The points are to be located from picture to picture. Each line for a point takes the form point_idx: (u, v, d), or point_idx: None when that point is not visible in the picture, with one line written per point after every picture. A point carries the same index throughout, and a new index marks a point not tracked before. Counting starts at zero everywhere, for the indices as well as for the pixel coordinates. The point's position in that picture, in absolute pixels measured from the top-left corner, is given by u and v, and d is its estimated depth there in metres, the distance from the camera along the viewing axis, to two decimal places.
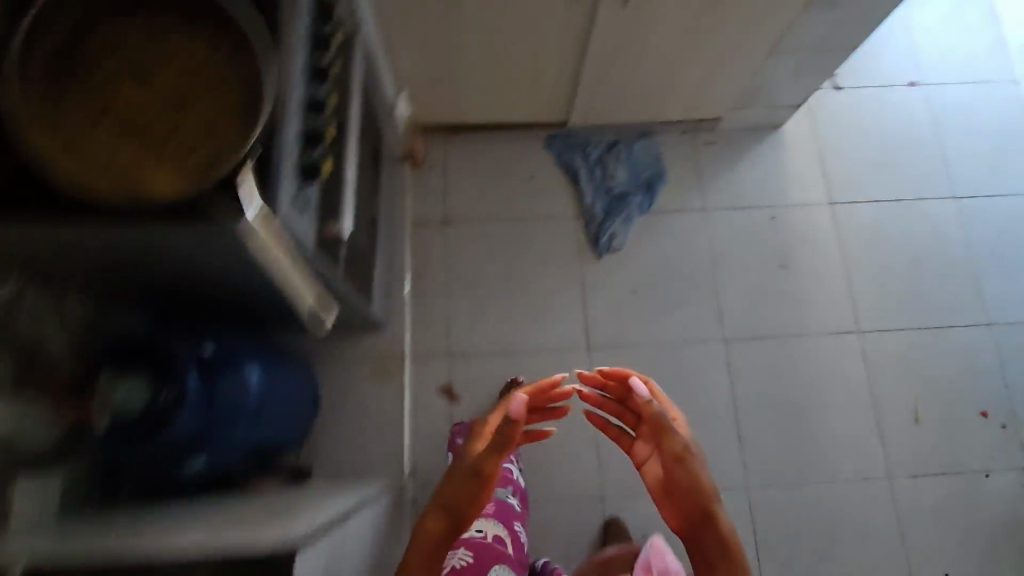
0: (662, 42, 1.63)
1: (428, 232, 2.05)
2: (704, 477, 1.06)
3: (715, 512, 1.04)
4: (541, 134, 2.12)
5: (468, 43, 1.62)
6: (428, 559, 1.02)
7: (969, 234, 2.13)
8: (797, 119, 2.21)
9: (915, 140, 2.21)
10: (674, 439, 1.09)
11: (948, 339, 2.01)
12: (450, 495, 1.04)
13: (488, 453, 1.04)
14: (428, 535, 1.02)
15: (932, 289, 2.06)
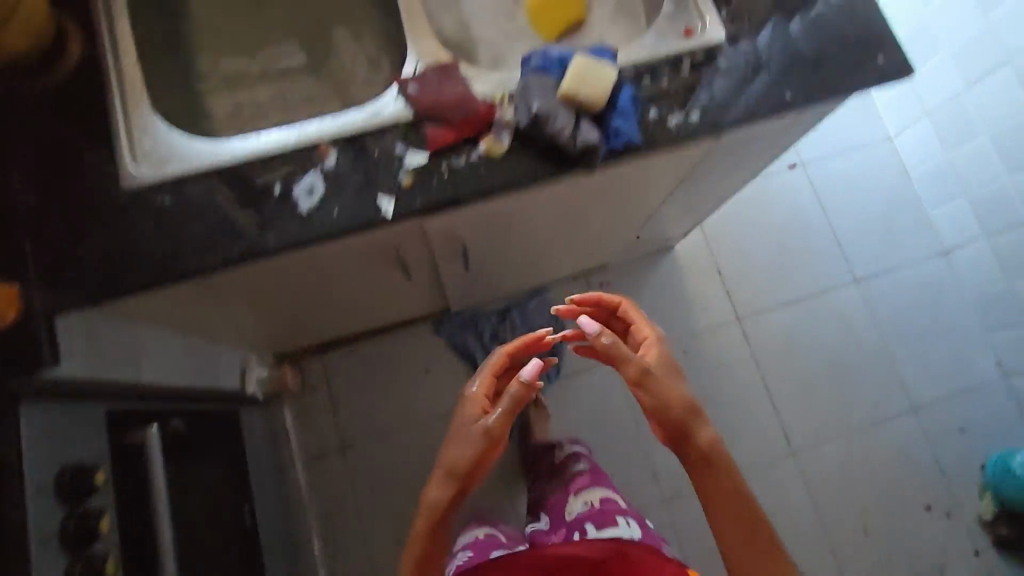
0: (520, 259, 1.46)
1: (328, 463, 1.85)
2: (706, 431, 0.94)
3: (721, 484, 0.92)
4: (427, 321, 1.94)
5: (305, 313, 1.40)
6: (442, 499, 0.96)
7: (877, 317, 2.08)
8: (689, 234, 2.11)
9: (806, 228, 2.14)
10: (666, 393, 0.95)
11: (878, 436, 1.98)
12: (459, 446, 0.97)
13: (496, 416, 0.97)
14: (436, 485, 0.97)
15: (854, 386, 2.02)
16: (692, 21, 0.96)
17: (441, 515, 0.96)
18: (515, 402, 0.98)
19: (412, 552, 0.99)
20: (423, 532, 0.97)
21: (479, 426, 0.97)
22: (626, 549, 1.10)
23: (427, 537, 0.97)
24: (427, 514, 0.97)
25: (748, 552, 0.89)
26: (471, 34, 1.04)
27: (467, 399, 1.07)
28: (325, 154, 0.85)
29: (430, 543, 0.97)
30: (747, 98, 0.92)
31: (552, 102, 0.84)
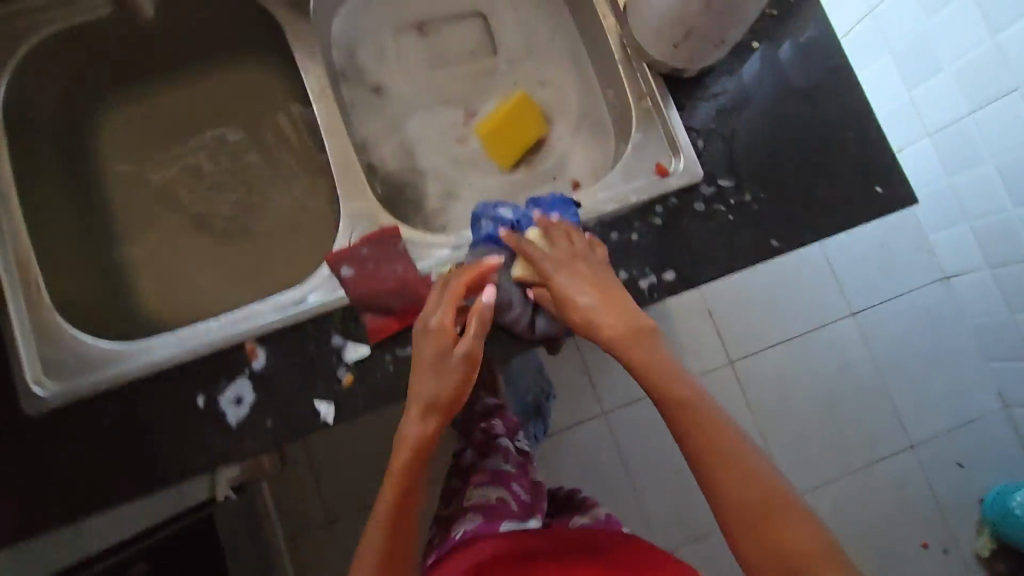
0: None
1: None
2: (670, 379, 0.68)
3: (713, 433, 0.67)
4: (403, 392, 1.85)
5: None
6: (412, 466, 0.72)
7: (874, 350, 1.94)
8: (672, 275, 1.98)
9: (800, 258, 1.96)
10: (609, 329, 0.69)
11: (875, 475, 1.88)
12: (431, 350, 0.69)
13: (470, 339, 0.68)
14: (398, 465, 0.72)
15: (848, 426, 1.90)
16: (663, 153, 0.84)
17: (404, 475, 0.71)
18: (483, 326, 0.68)
19: (374, 530, 0.71)
20: (388, 511, 0.71)
21: (440, 373, 0.69)
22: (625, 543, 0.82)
23: (399, 500, 0.71)
24: (390, 495, 0.71)
25: (737, 501, 0.65)
26: (416, 164, 0.92)
27: (429, 330, 0.70)
28: (252, 354, 0.75)
29: (399, 501, 0.71)
30: (728, 249, 0.81)
31: (507, 286, 0.74)
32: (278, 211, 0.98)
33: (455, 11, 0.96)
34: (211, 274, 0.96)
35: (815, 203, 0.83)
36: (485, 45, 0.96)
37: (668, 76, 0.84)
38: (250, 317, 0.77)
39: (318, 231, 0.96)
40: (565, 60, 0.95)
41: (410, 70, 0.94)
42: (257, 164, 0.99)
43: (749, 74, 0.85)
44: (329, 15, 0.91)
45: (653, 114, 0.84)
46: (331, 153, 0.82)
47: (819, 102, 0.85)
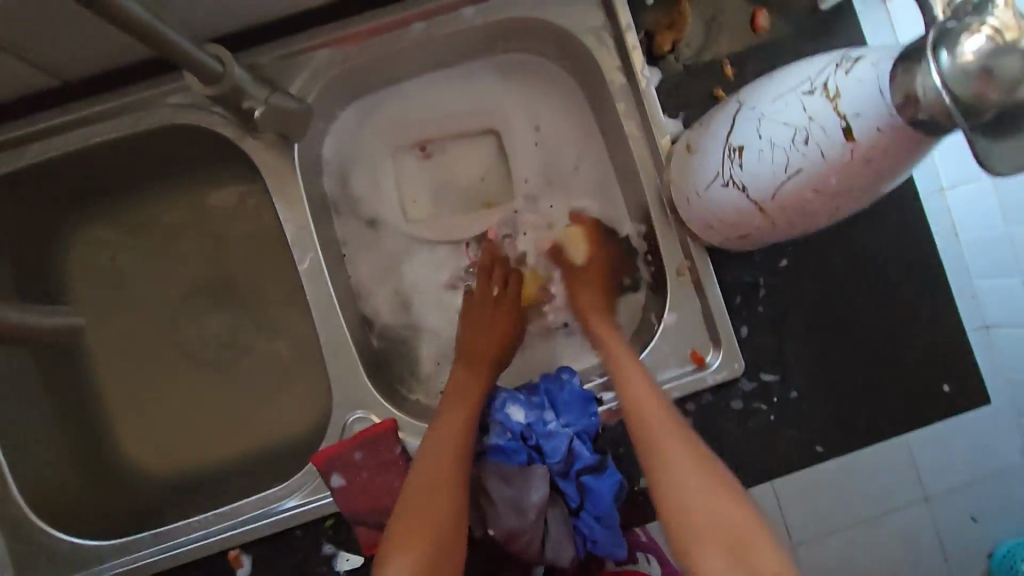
0: None
1: None
2: (673, 424, 0.61)
3: (696, 469, 0.57)
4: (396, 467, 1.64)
5: None
6: (450, 469, 0.62)
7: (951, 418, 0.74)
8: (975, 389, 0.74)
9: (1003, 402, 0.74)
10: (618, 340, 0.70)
11: (907, 542, 0.77)
12: (482, 335, 0.75)
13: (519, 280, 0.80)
14: (432, 460, 0.63)
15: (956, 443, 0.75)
16: (700, 338, 0.73)
17: (446, 487, 0.61)
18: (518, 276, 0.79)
19: (408, 523, 0.59)
20: (418, 509, 0.60)
21: (482, 362, 0.73)
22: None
23: (433, 498, 0.60)
24: (422, 501, 0.60)
25: (706, 531, 0.54)
26: (417, 315, 0.81)
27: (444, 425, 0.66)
28: (236, 561, 0.70)
29: (430, 497, 0.60)
30: (766, 452, 0.72)
31: (514, 507, 0.66)
32: (270, 351, 0.84)
33: (465, 129, 0.82)
34: (194, 418, 0.83)
35: (870, 400, 0.73)
36: (498, 170, 0.83)
37: (711, 247, 0.72)
38: (231, 516, 0.70)
39: (312, 376, 0.83)
40: (593, 193, 0.82)
41: (412, 201, 0.83)
42: (243, 292, 0.84)
43: (807, 246, 0.73)
44: (319, 140, 0.78)
45: (692, 290, 0.73)
46: (319, 325, 0.72)
47: (886, 280, 0.73)
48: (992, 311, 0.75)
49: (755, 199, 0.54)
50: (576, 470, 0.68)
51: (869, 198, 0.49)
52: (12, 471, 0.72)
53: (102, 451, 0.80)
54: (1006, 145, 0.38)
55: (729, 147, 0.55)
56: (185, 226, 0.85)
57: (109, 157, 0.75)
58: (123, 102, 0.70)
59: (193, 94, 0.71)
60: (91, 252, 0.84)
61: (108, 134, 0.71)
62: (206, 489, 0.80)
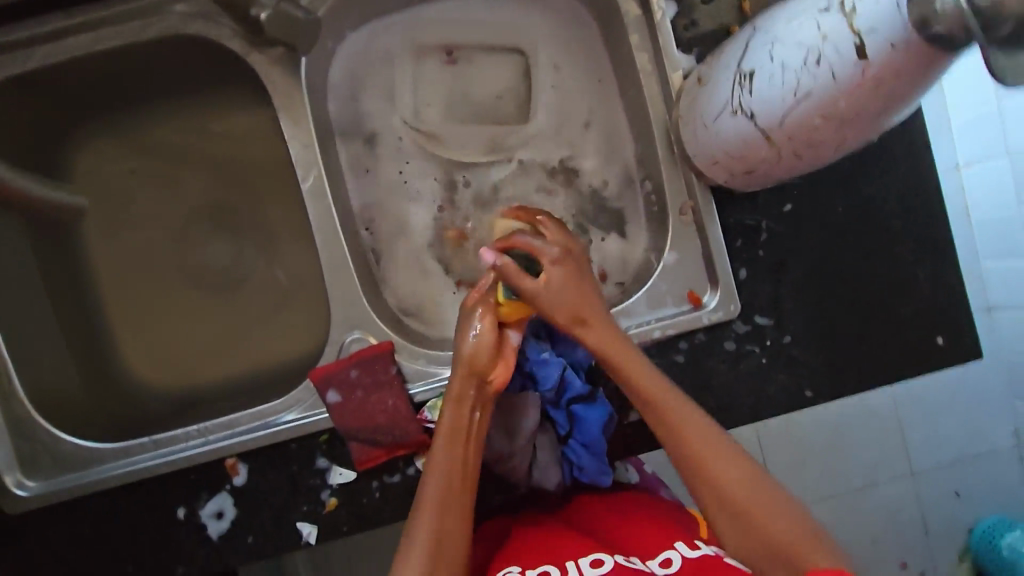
0: None
1: None
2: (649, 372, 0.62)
3: (721, 454, 0.57)
4: None
5: None
6: (459, 478, 0.58)
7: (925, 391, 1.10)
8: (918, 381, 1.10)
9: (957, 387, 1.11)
10: (597, 333, 0.63)
11: (884, 495, 1.11)
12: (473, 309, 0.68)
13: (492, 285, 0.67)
14: (438, 460, 0.59)
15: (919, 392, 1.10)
16: (698, 280, 0.74)
17: (456, 487, 0.58)
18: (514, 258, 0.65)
19: (424, 532, 0.55)
20: (431, 515, 0.56)
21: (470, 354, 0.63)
22: (635, 504, 0.67)
23: (445, 498, 0.57)
24: (435, 505, 0.56)
25: (732, 518, 0.55)
26: (419, 247, 0.81)
27: (453, 412, 0.61)
28: (233, 469, 0.72)
29: (441, 500, 0.57)
30: (756, 395, 0.73)
31: (504, 431, 0.68)
32: (269, 275, 0.85)
33: (495, 43, 0.82)
34: (195, 335, 0.85)
35: (865, 349, 0.73)
36: (517, 91, 0.83)
37: (716, 186, 0.71)
38: (229, 428, 0.73)
39: (310, 302, 0.84)
40: (600, 132, 0.82)
41: (428, 116, 0.82)
42: (248, 215, 0.85)
43: (812, 193, 0.72)
44: (327, 62, 0.77)
45: (694, 230, 0.73)
46: (321, 246, 0.73)
47: (890, 231, 0.73)
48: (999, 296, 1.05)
49: (763, 129, 0.53)
50: (567, 398, 0.69)
51: (881, 128, 0.49)
52: (17, 368, 0.73)
53: (101, 360, 0.82)
54: (1017, 58, 0.38)
55: (740, 74, 0.54)
56: (192, 147, 0.85)
57: (115, 65, 0.75)
58: (129, 6, 0.70)
59: (201, 3, 0.70)
60: (98, 167, 0.84)
61: (114, 39, 0.71)
62: (205, 404, 0.82)
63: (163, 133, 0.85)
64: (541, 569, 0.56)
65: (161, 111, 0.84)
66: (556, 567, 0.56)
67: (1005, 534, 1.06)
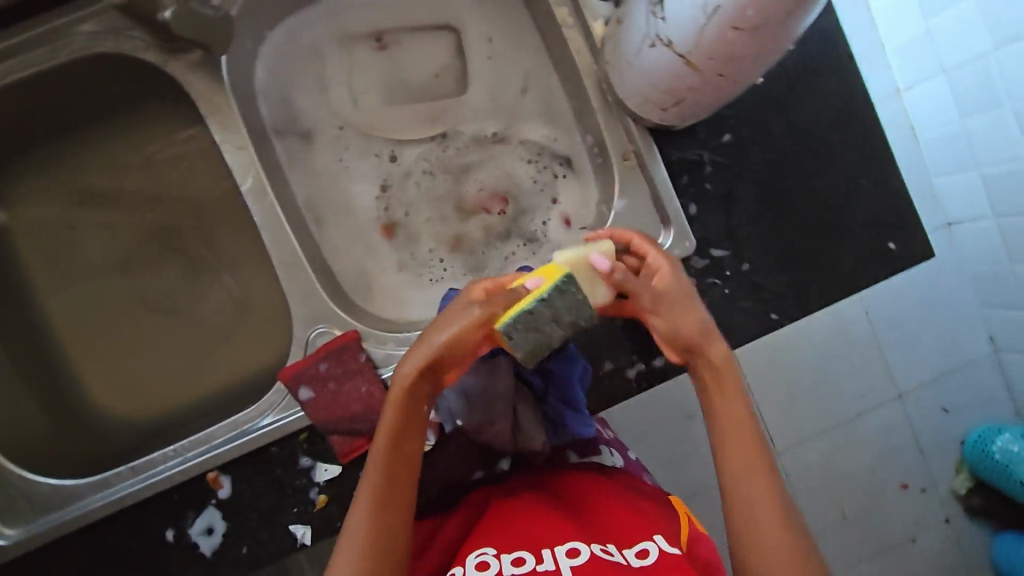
0: None
1: None
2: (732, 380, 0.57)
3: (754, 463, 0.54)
4: None
5: None
6: (402, 475, 0.55)
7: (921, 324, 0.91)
8: (929, 318, 0.91)
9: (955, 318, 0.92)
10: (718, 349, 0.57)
11: (872, 421, 0.93)
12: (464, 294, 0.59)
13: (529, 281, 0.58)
14: (378, 453, 0.55)
15: (919, 325, 0.92)
16: (650, 223, 0.74)
17: (397, 483, 0.55)
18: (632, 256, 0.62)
19: (359, 525, 0.53)
20: (366, 510, 0.53)
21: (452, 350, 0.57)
22: (612, 494, 0.61)
23: (381, 494, 0.54)
24: (370, 501, 0.54)
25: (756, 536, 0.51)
26: (372, 235, 0.80)
27: (409, 405, 0.56)
28: (216, 482, 0.71)
29: (379, 497, 0.54)
30: (723, 326, 0.74)
31: (481, 399, 0.67)
32: (227, 287, 0.83)
33: (423, 22, 0.81)
34: (161, 361, 0.83)
35: (821, 265, 0.75)
36: (454, 68, 0.82)
37: (654, 128, 0.72)
38: (206, 443, 0.72)
39: (270, 310, 0.82)
40: (539, 98, 0.80)
41: (364, 103, 0.81)
42: (194, 230, 0.83)
43: (748, 122, 0.74)
44: (250, 63, 0.76)
45: (639, 173, 0.73)
46: (270, 246, 0.72)
47: (827, 146, 0.75)
48: (954, 210, 0.89)
49: (683, 55, 0.54)
50: (541, 357, 0.70)
51: (792, 37, 0.50)
52: None
53: (68, 398, 0.80)
54: None
55: (651, 4, 0.55)
56: (125, 171, 0.83)
57: (31, 98, 0.73)
58: (35, 33, 0.69)
59: (108, 19, 0.68)
60: (34, 204, 0.82)
61: (22, 70, 0.69)
62: (180, 427, 0.80)
63: (92, 161, 0.82)
64: (515, 555, 0.53)
65: (88, 140, 0.82)
66: (532, 554, 0.53)
67: (996, 438, 0.91)
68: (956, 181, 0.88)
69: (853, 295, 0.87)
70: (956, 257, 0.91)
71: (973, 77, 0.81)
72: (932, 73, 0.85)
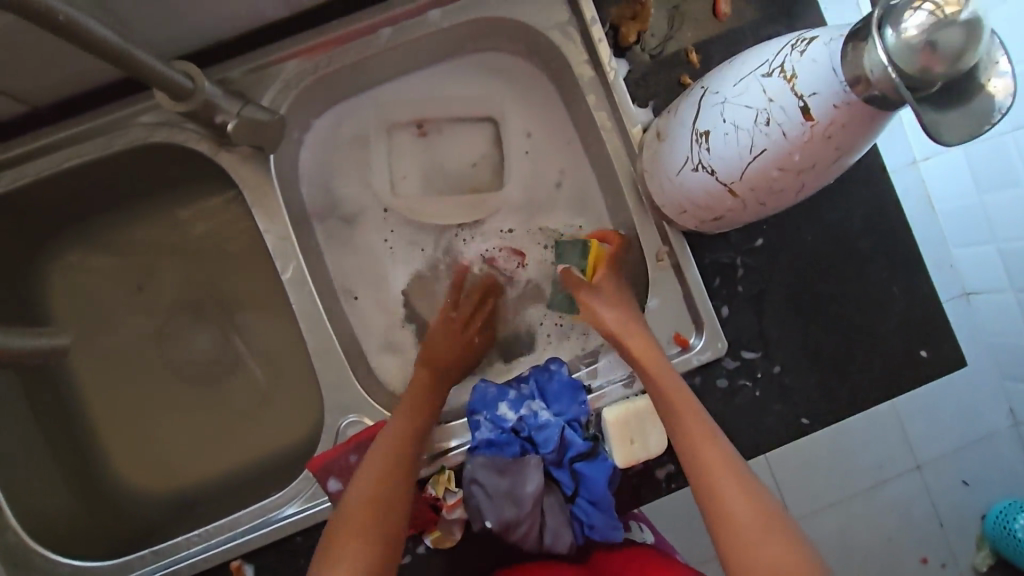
0: None
1: None
2: (717, 454, 0.59)
3: (731, 482, 0.57)
4: None
5: None
6: (386, 509, 0.60)
7: (942, 410, 0.81)
8: (959, 406, 0.81)
9: (976, 402, 0.81)
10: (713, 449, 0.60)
11: (914, 523, 0.82)
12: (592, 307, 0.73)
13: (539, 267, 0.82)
14: (359, 491, 0.61)
15: (942, 417, 0.81)
16: (683, 321, 0.75)
17: (375, 521, 0.59)
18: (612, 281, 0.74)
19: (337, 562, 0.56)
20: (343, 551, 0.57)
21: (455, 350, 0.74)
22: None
23: (357, 532, 0.58)
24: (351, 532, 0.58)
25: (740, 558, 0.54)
26: (405, 319, 0.82)
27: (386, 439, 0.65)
28: (239, 571, 0.70)
29: (349, 539, 0.57)
30: (755, 428, 0.74)
31: (507, 499, 0.67)
32: (260, 366, 0.84)
33: (462, 112, 0.83)
34: (190, 436, 0.84)
35: (850, 368, 0.76)
36: (492, 158, 0.84)
37: (687, 230, 0.74)
38: (232, 528, 0.71)
39: (300, 388, 0.84)
40: (574, 193, 0.83)
41: (400, 188, 0.83)
42: (231, 308, 0.84)
43: (783, 224, 0.75)
44: (295, 151, 0.79)
45: (672, 273, 0.74)
46: (306, 333, 0.73)
47: (859, 251, 0.76)
48: (969, 278, 0.82)
49: (725, 183, 0.55)
50: (569, 457, 0.69)
51: (837, 175, 0.51)
52: (12, 502, 0.71)
53: (98, 479, 0.80)
54: (952, 116, 0.39)
55: (695, 132, 0.56)
56: (164, 246, 0.84)
57: (80, 182, 0.75)
58: (93, 123, 0.70)
59: (164, 112, 0.71)
60: (74, 281, 0.83)
61: (79, 158, 0.71)
62: (206, 505, 0.81)
63: (139, 238, 0.84)
64: None
65: (133, 217, 0.83)
66: None
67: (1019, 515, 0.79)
68: (975, 253, 0.82)
69: (887, 406, 0.78)
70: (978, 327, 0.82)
71: (991, 156, 0.79)
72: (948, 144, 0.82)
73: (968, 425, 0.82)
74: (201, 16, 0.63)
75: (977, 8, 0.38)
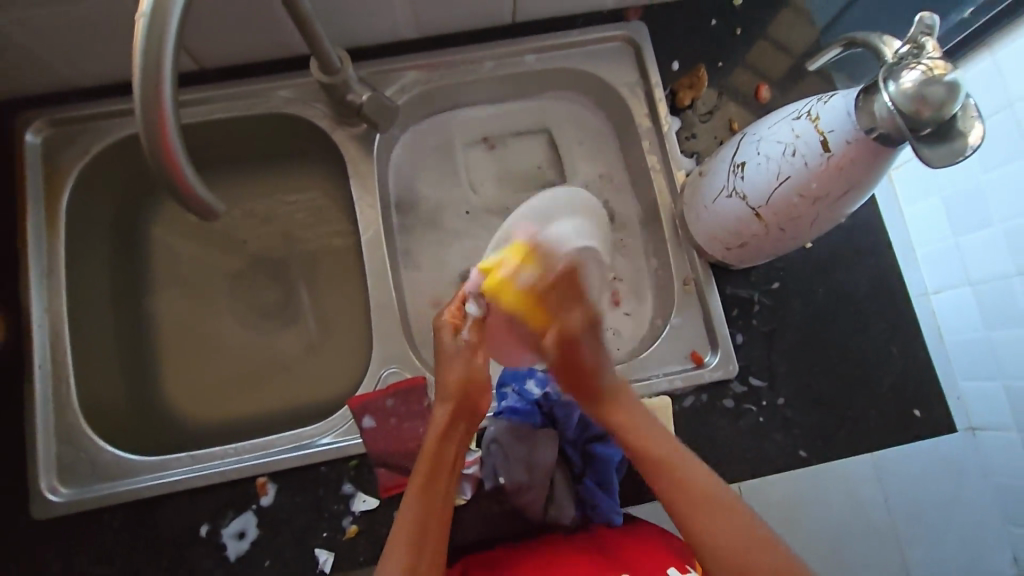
0: None
1: None
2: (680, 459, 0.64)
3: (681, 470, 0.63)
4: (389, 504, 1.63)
5: None
6: (450, 473, 0.65)
7: (939, 511, 0.84)
8: (954, 507, 0.84)
9: (970, 515, 0.84)
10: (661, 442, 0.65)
11: None
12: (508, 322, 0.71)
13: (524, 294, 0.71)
14: (428, 451, 0.65)
15: (936, 511, 0.84)
16: (699, 341, 0.83)
17: (440, 482, 0.63)
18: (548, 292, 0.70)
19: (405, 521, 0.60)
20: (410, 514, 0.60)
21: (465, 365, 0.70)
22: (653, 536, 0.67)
23: (426, 491, 0.62)
24: (420, 493, 0.62)
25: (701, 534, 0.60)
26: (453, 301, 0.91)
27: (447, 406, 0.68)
28: (262, 488, 0.76)
29: (419, 499, 0.61)
30: (754, 452, 0.80)
31: (522, 462, 0.73)
32: (315, 320, 0.94)
33: (522, 128, 0.97)
34: (236, 371, 0.91)
35: (847, 413, 0.82)
36: (553, 161, 0.97)
37: (714, 263, 0.85)
38: (264, 449, 0.77)
39: (346, 347, 0.92)
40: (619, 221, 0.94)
41: (481, 185, 0.95)
42: (303, 267, 0.95)
43: (797, 275, 0.86)
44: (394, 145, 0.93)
45: (695, 297, 0.84)
46: (372, 288, 0.83)
47: (862, 312, 0.85)
48: (980, 415, 0.84)
49: (753, 207, 0.67)
50: (585, 438, 0.76)
51: (845, 210, 0.63)
52: (76, 383, 0.80)
53: (149, 391, 0.88)
54: (937, 150, 0.52)
55: (734, 165, 0.69)
56: (260, 203, 0.97)
57: (214, 135, 0.90)
58: (243, 87, 0.86)
59: (301, 89, 0.87)
60: (174, 218, 0.95)
61: (225, 113, 0.86)
62: (237, 435, 0.88)
63: (242, 193, 0.97)
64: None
65: (241, 174, 0.96)
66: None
67: None
68: (980, 387, 0.84)
69: (867, 458, 0.82)
70: (982, 463, 0.85)
71: (997, 297, 0.82)
72: (957, 281, 0.85)
73: (963, 534, 0.84)
74: (354, 21, 0.81)
75: (957, 76, 0.52)
